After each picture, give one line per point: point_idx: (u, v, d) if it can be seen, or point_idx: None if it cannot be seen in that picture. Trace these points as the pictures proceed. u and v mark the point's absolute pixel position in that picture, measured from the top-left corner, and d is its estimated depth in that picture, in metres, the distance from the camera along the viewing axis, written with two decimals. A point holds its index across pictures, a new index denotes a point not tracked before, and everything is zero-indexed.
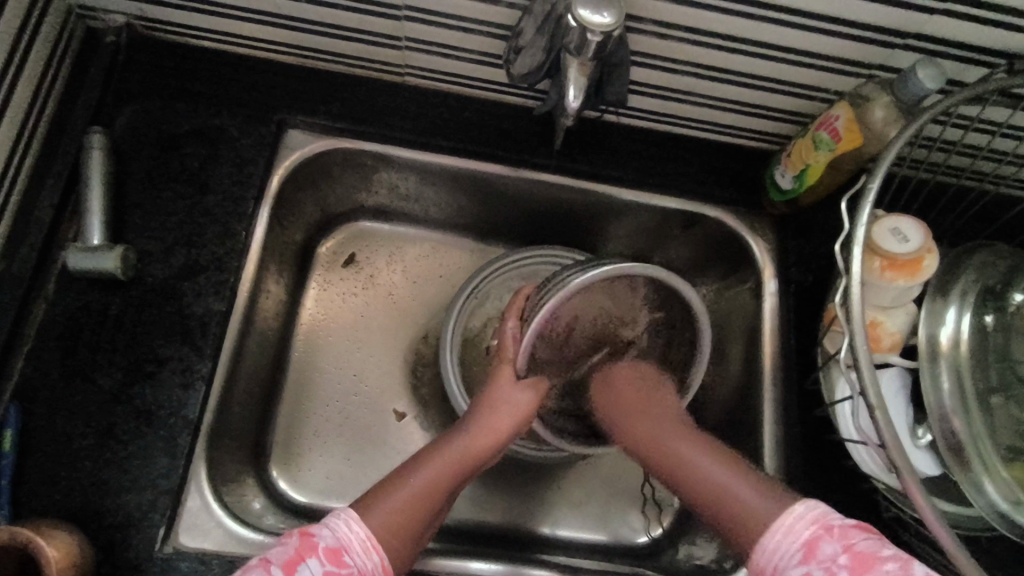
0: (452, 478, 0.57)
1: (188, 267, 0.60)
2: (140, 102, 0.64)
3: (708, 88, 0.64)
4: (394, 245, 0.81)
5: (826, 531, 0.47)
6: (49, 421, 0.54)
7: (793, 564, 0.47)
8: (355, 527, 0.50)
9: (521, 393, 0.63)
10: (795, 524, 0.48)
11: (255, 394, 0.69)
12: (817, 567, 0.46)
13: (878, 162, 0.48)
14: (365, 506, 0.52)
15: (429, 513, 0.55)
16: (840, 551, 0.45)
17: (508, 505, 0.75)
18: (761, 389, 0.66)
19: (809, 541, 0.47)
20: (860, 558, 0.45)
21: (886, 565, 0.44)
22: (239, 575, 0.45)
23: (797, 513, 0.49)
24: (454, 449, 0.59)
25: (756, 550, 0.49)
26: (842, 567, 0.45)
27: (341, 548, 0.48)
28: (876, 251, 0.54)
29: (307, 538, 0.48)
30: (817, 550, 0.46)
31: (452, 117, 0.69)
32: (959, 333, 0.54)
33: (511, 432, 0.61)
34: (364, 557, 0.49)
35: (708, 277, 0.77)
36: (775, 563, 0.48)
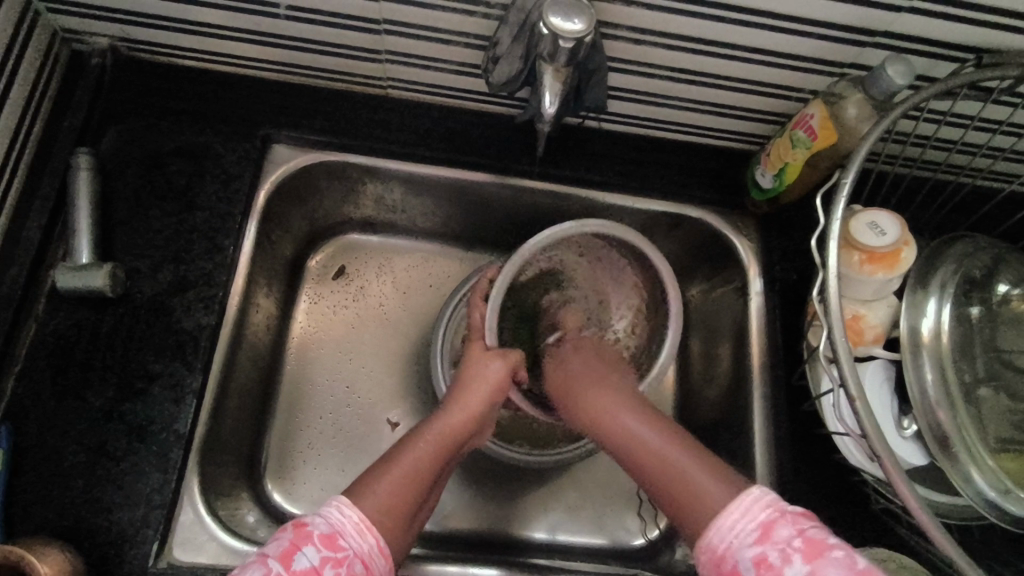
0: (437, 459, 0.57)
1: (177, 282, 0.60)
2: (126, 122, 0.65)
3: (684, 91, 0.65)
4: (383, 256, 0.82)
5: (781, 514, 0.46)
6: (40, 440, 0.54)
7: (747, 545, 0.46)
8: (348, 512, 0.50)
9: (491, 367, 0.63)
10: (751, 506, 0.47)
11: (247, 407, 0.69)
12: (771, 547, 0.45)
13: (851, 158, 0.49)
14: (357, 493, 0.52)
15: (418, 494, 0.55)
16: (794, 535, 0.45)
17: (503, 512, 0.75)
18: (751, 386, 0.67)
19: (764, 523, 0.46)
20: (812, 544, 0.44)
21: (836, 552, 0.44)
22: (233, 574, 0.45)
23: (752, 497, 0.48)
24: (435, 427, 0.59)
25: (712, 528, 0.48)
26: (796, 551, 0.44)
27: (335, 533, 0.48)
28: (854, 245, 0.55)
29: (301, 528, 0.48)
30: (772, 532, 0.45)
31: (435, 127, 0.70)
32: (940, 324, 0.54)
33: (484, 405, 0.62)
34: (359, 540, 0.49)
35: (696, 277, 0.78)
36: (727, 543, 0.47)
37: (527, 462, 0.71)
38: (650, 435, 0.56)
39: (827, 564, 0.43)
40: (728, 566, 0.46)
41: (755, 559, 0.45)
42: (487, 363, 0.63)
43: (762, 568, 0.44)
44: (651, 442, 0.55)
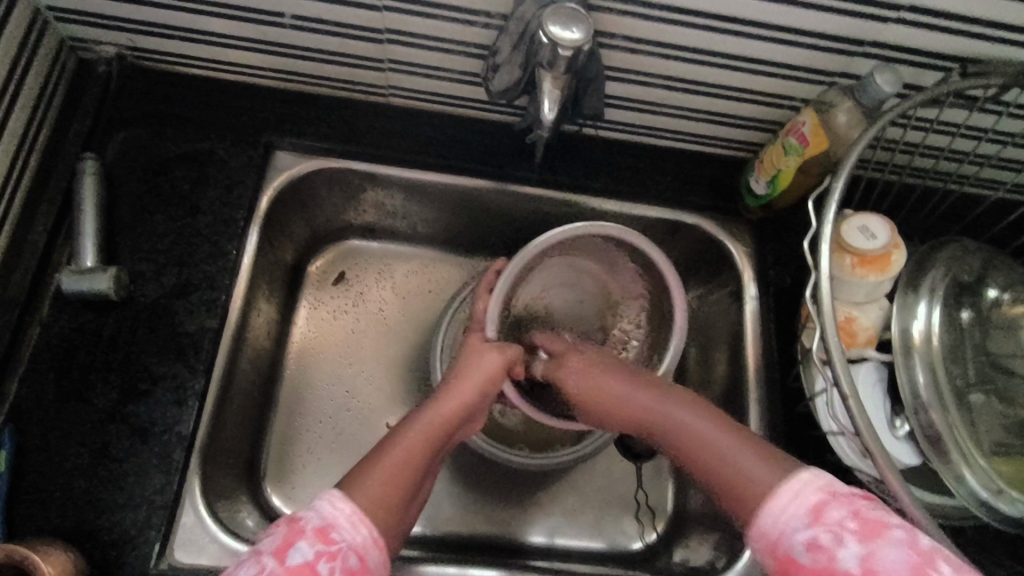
0: (429, 449, 0.58)
1: (180, 286, 0.61)
2: (131, 128, 0.66)
3: (679, 100, 0.66)
4: (383, 262, 0.83)
5: (833, 496, 0.44)
6: (44, 441, 0.54)
7: (800, 528, 0.44)
8: (340, 505, 0.50)
9: (486, 358, 0.64)
10: (802, 490, 0.46)
11: (248, 411, 0.70)
12: (824, 530, 0.43)
13: (842, 164, 0.51)
14: (349, 486, 0.52)
15: (410, 483, 0.55)
16: (848, 517, 0.43)
17: (502, 516, 0.75)
18: (746, 389, 0.68)
19: (815, 505, 0.44)
20: (868, 524, 0.42)
21: (895, 533, 0.42)
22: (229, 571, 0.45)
23: (801, 479, 0.46)
24: (427, 417, 0.60)
25: (761, 515, 0.46)
26: (850, 533, 0.42)
27: (328, 527, 0.48)
28: (846, 248, 0.56)
29: (294, 524, 0.47)
30: (824, 514, 0.44)
31: (435, 134, 0.72)
32: (930, 326, 0.55)
33: (476, 398, 0.62)
34: (353, 532, 0.49)
35: (692, 283, 0.79)
36: (778, 528, 0.45)
37: (539, 464, 0.71)
38: (694, 417, 0.54)
39: (886, 545, 0.41)
40: (781, 550, 0.44)
41: (809, 543, 0.43)
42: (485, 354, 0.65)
43: (817, 552, 0.42)
44: (697, 425, 0.54)
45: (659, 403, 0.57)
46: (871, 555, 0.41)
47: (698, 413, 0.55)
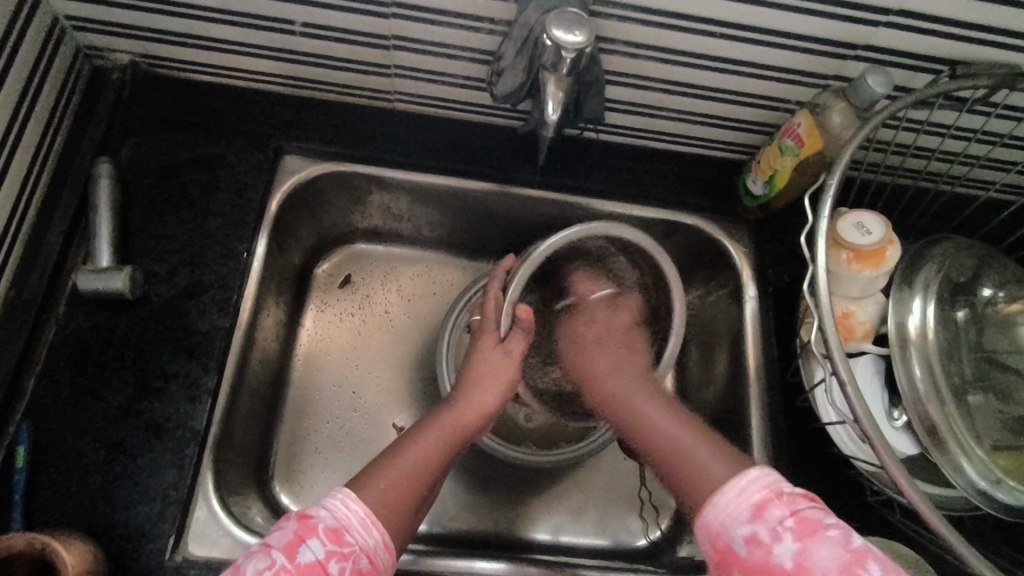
0: (443, 450, 0.60)
1: (193, 286, 0.63)
2: (144, 134, 0.68)
3: (678, 103, 0.68)
4: (388, 265, 0.85)
5: (776, 495, 0.48)
6: (60, 437, 0.56)
7: (741, 522, 0.48)
8: (354, 507, 0.51)
9: (496, 358, 0.67)
10: (747, 488, 0.49)
11: (257, 410, 0.71)
12: (763, 526, 0.47)
13: (836, 163, 0.53)
14: (361, 488, 0.54)
15: (423, 483, 0.57)
16: (786, 515, 0.46)
17: (507, 515, 0.76)
18: (746, 385, 0.69)
19: (757, 503, 0.48)
20: (805, 524, 0.46)
21: (829, 533, 0.45)
22: (239, 561, 0.47)
23: (749, 478, 0.50)
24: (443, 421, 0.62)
25: (708, 508, 0.50)
26: (787, 530, 0.46)
27: (341, 527, 0.50)
28: (842, 244, 0.58)
29: (306, 521, 0.49)
30: (765, 511, 0.47)
31: (440, 139, 0.74)
32: (926, 321, 0.57)
33: (493, 403, 0.65)
34: (365, 535, 0.50)
35: (692, 283, 0.81)
36: (723, 523, 0.49)
37: (572, 457, 0.72)
38: (662, 418, 0.61)
39: (819, 544, 0.45)
40: (723, 542, 0.48)
41: (749, 537, 0.47)
42: (500, 350, 0.67)
43: (755, 546, 0.46)
44: (668, 428, 0.60)
45: (641, 400, 0.64)
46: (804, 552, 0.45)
47: (670, 417, 0.61)
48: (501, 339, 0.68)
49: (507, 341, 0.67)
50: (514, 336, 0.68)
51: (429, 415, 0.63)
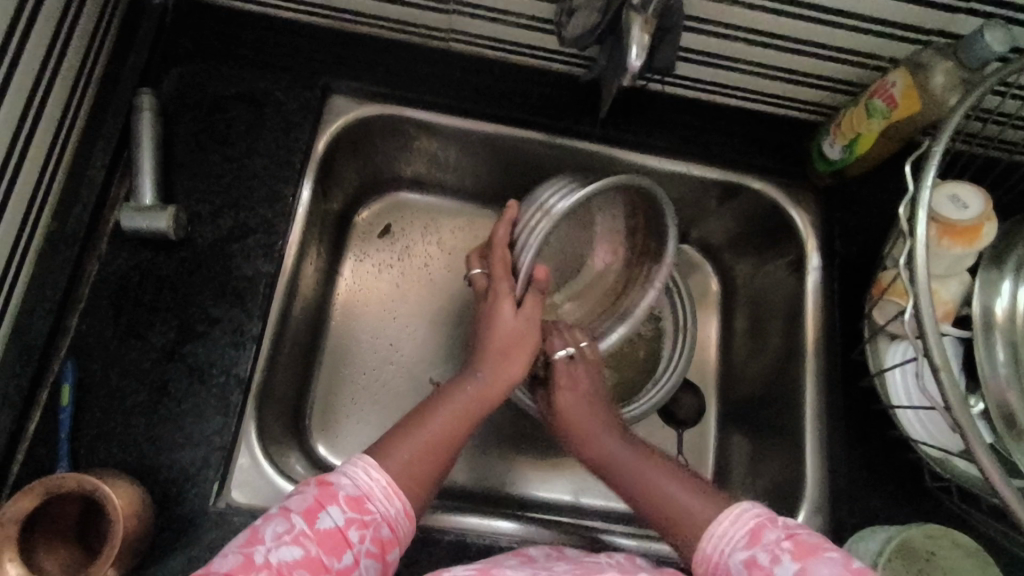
0: (467, 420, 0.58)
1: (237, 228, 0.60)
2: (188, 65, 0.64)
3: (757, 55, 0.63)
4: (429, 216, 0.82)
5: (770, 520, 0.49)
6: (104, 377, 0.54)
7: (738, 549, 0.49)
8: (375, 475, 0.50)
9: (503, 318, 0.62)
10: (742, 515, 0.51)
11: (296, 359, 0.70)
12: (761, 550, 0.48)
13: (942, 128, 0.48)
14: (382, 456, 0.52)
15: (449, 451, 0.56)
16: (783, 537, 0.48)
17: (534, 475, 0.75)
18: (805, 361, 0.66)
19: (754, 529, 0.49)
20: (802, 546, 0.47)
21: (827, 554, 0.46)
22: (258, 524, 0.46)
23: (745, 507, 0.51)
24: (455, 396, 0.59)
25: (704, 539, 0.51)
26: (786, 551, 0.47)
27: (362, 496, 0.49)
28: (932, 218, 0.53)
29: (327, 487, 0.48)
30: (760, 537, 0.48)
31: (495, 84, 0.69)
32: (1014, 305, 0.53)
33: (516, 368, 0.62)
34: (387, 503, 0.49)
35: (748, 251, 0.77)
36: (720, 550, 0.50)
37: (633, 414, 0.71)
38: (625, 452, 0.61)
39: (818, 562, 0.45)
40: (722, 572, 0.49)
41: (746, 561, 0.48)
42: (516, 318, 0.63)
43: (755, 570, 0.47)
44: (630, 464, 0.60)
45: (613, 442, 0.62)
46: (804, 571, 0.45)
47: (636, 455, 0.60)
48: (519, 304, 0.63)
49: (524, 307, 0.63)
50: (532, 303, 0.64)
51: (452, 380, 0.61)
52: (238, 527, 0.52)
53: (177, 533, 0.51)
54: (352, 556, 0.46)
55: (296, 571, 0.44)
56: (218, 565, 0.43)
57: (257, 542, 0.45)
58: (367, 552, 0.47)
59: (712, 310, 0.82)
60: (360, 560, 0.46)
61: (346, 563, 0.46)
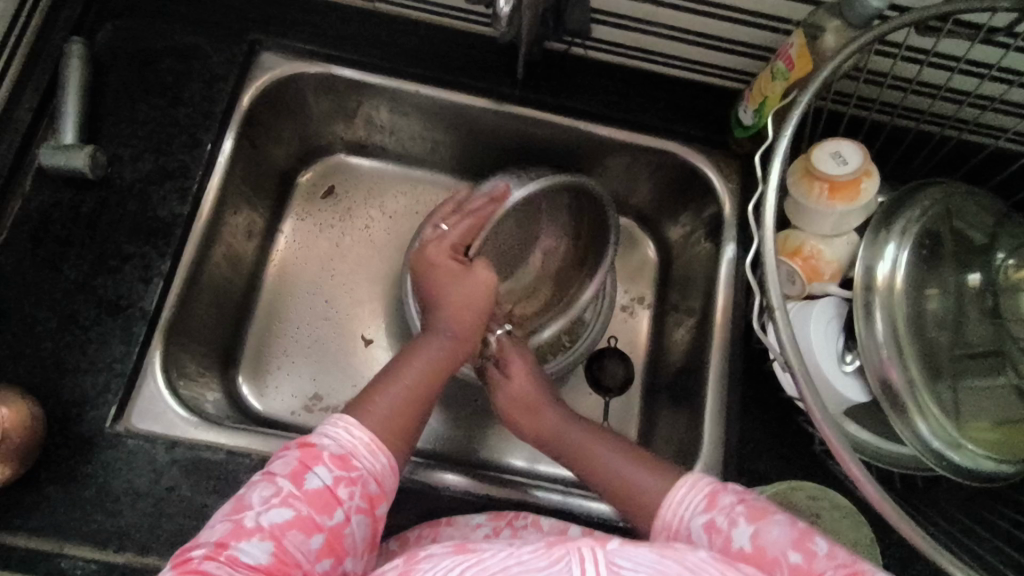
0: (441, 373, 0.61)
1: (156, 172, 0.63)
2: (122, 19, 0.67)
3: (667, 17, 0.64)
4: (371, 180, 0.85)
5: (723, 487, 0.50)
6: (17, 303, 0.58)
7: (697, 514, 0.50)
8: (355, 433, 0.52)
9: (455, 280, 0.64)
10: (698, 484, 0.51)
11: (223, 307, 0.73)
12: (718, 515, 0.48)
13: (813, 80, 0.48)
14: (363, 413, 0.55)
15: (425, 405, 0.58)
16: (736, 502, 0.49)
17: (503, 440, 0.77)
18: (711, 325, 0.67)
19: (710, 494, 0.50)
20: (755, 509, 0.48)
21: (777, 517, 0.47)
22: (242, 492, 0.48)
23: (688, 483, 0.52)
24: (428, 354, 0.61)
25: (663, 507, 0.52)
26: (741, 515, 0.48)
27: (346, 454, 0.51)
28: (814, 175, 0.53)
29: (310, 448, 0.50)
30: (717, 501, 0.49)
31: (420, 45, 0.71)
32: (895, 269, 0.53)
33: (474, 324, 0.64)
34: (371, 459, 0.52)
35: (677, 220, 0.78)
36: (679, 517, 0.50)
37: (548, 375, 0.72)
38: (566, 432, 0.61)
39: (771, 524, 0.47)
40: (681, 537, 0.50)
41: (705, 525, 0.49)
42: (466, 276, 0.64)
43: (714, 534, 0.48)
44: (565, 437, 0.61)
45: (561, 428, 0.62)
46: (757, 534, 0.46)
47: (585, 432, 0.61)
48: (468, 264, 0.65)
49: (473, 266, 0.65)
50: (479, 262, 0.66)
51: (421, 339, 0.63)
52: (132, 449, 0.55)
53: (73, 451, 0.54)
54: (343, 512, 0.49)
55: (289, 531, 0.47)
56: (208, 534, 0.46)
57: (244, 508, 0.47)
58: (357, 508, 0.49)
59: (646, 281, 0.83)
60: (350, 516, 0.49)
61: (338, 520, 0.48)
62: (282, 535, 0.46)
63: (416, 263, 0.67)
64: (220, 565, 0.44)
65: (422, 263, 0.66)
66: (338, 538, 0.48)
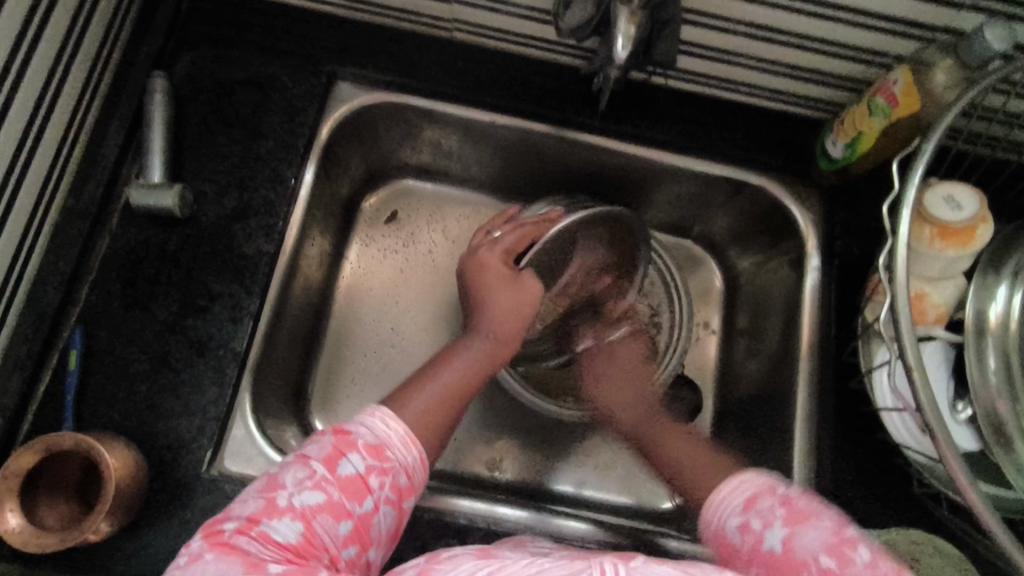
0: (478, 374, 0.61)
1: (240, 209, 0.62)
2: (199, 50, 0.67)
3: (758, 49, 0.63)
4: (434, 205, 0.84)
5: (769, 490, 0.49)
6: (109, 345, 0.57)
7: (733, 515, 0.49)
8: (391, 425, 0.51)
9: (499, 289, 0.64)
10: (741, 485, 0.51)
11: (297, 338, 0.72)
12: (755, 516, 0.48)
13: (936, 126, 0.47)
14: (398, 407, 0.54)
15: (458, 406, 0.58)
16: (777, 504, 0.48)
17: (543, 466, 0.75)
18: (797, 361, 0.66)
19: (749, 499, 0.50)
20: (795, 512, 0.47)
21: (820, 521, 0.46)
22: (277, 472, 0.48)
23: (742, 478, 0.51)
24: (471, 352, 0.62)
25: (708, 503, 0.52)
26: (777, 516, 0.47)
27: (380, 444, 0.50)
28: (927, 219, 0.52)
29: (344, 435, 0.49)
30: (755, 504, 0.49)
31: (497, 74, 0.70)
32: (1009, 310, 0.51)
33: (513, 331, 0.64)
34: (404, 452, 0.50)
35: (751, 248, 0.77)
36: (716, 517, 0.51)
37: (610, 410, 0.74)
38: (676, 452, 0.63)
39: (807, 528, 0.45)
40: (722, 542, 0.49)
41: (741, 526, 0.48)
42: (516, 282, 0.65)
43: (748, 533, 0.48)
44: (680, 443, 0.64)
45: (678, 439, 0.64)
46: (792, 536, 0.45)
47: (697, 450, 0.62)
48: (517, 272, 0.65)
49: (521, 275, 0.65)
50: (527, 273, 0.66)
51: (460, 339, 0.63)
52: (228, 494, 0.55)
53: (170, 497, 0.54)
54: (372, 501, 0.47)
55: (319, 514, 0.46)
56: (242, 508, 0.46)
57: (278, 489, 0.47)
58: (386, 499, 0.48)
59: (714, 307, 0.82)
60: (380, 505, 0.48)
61: (367, 508, 0.47)
62: (313, 518, 0.45)
63: (467, 265, 0.67)
64: (251, 540, 0.44)
65: (476, 266, 0.66)
66: (367, 527, 0.47)
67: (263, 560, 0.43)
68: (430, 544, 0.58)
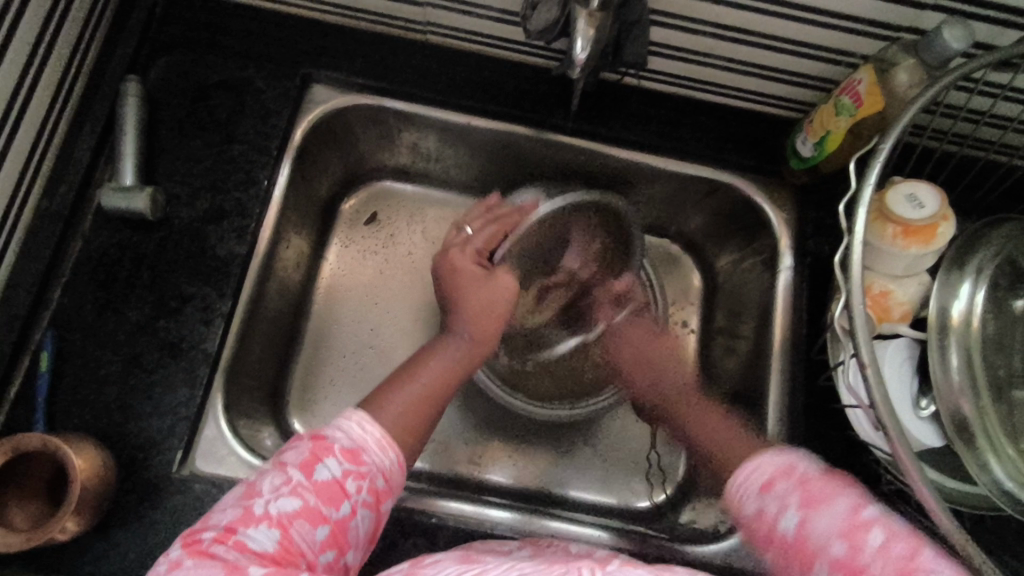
0: (450, 377, 0.60)
1: (213, 211, 0.63)
2: (174, 54, 0.67)
3: (726, 50, 0.63)
4: (414, 206, 0.84)
5: (787, 473, 0.47)
6: (81, 346, 0.58)
7: (750, 497, 0.48)
8: (369, 428, 0.51)
9: (473, 287, 0.66)
10: (760, 466, 0.48)
11: (274, 339, 0.72)
12: (772, 500, 0.46)
13: (894, 123, 0.47)
14: (376, 407, 0.54)
15: (440, 401, 0.59)
16: (795, 489, 0.46)
17: (533, 469, 0.75)
18: (770, 360, 0.66)
19: (768, 479, 0.47)
20: (811, 496, 0.45)
21: (838, 503, 0.44)
22: (254, 480, 0.47)
23: (765, 458, 0.48)
24: (446, 358, 0.62)
25: (737, 472, 0.50)
26: (794, 502, 0.45)
27: (356, 448, 0.49)
28: (889, 217, 0.53)
29: (320, 441, 0.48)
30: (772, 486, 0.47)
31: (471, 76, 0.70)
32: (972, 308, 0.51)
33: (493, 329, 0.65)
34: (381, 455, 0.50)
35: (728, 247, 0.77)
36: (737, 495, 0.49)
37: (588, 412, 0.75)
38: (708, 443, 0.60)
39: (823, 515, 0.44)
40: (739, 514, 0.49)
41: (757, 511, 0.47)
42: (491, 281, 0.67)
43: (761, 519, 0.46)
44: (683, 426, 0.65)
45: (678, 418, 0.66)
46: (805, 523, 0.44)
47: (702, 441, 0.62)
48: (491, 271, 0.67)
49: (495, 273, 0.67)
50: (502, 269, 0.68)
51: (438, 342, 0.64)
52: (198, 494, 0.55)
53: (140, 497, 0.54)
54: (350, 506, 0.47)
55: (295, 520, 0.45)
56: (219, 517, 0.45)
57: (254, 495, 0.46)
58: (364, 502, 0.47)
59: (693, 307, 0.82)
60: (357, 510, 0.47)
61: (344, 513, 0.46)
62: (290, 524, 0.45)
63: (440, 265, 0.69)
64: (229, 549, 0.43)
65: (448, 268, 0.68)
66: (343, 531, 0.46)
67: (242, 565, 0.42)
68: (399, 544, 0.58)
